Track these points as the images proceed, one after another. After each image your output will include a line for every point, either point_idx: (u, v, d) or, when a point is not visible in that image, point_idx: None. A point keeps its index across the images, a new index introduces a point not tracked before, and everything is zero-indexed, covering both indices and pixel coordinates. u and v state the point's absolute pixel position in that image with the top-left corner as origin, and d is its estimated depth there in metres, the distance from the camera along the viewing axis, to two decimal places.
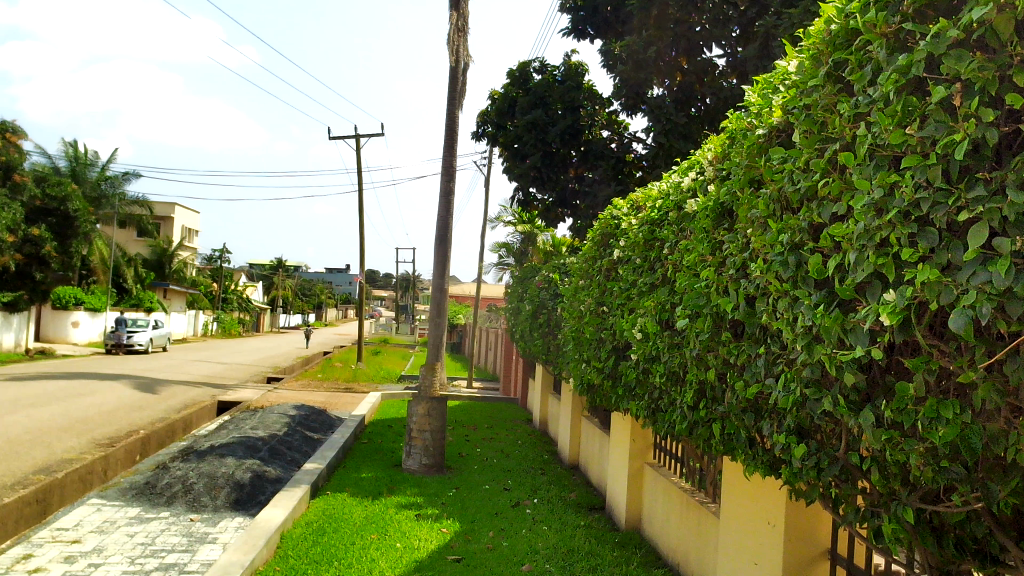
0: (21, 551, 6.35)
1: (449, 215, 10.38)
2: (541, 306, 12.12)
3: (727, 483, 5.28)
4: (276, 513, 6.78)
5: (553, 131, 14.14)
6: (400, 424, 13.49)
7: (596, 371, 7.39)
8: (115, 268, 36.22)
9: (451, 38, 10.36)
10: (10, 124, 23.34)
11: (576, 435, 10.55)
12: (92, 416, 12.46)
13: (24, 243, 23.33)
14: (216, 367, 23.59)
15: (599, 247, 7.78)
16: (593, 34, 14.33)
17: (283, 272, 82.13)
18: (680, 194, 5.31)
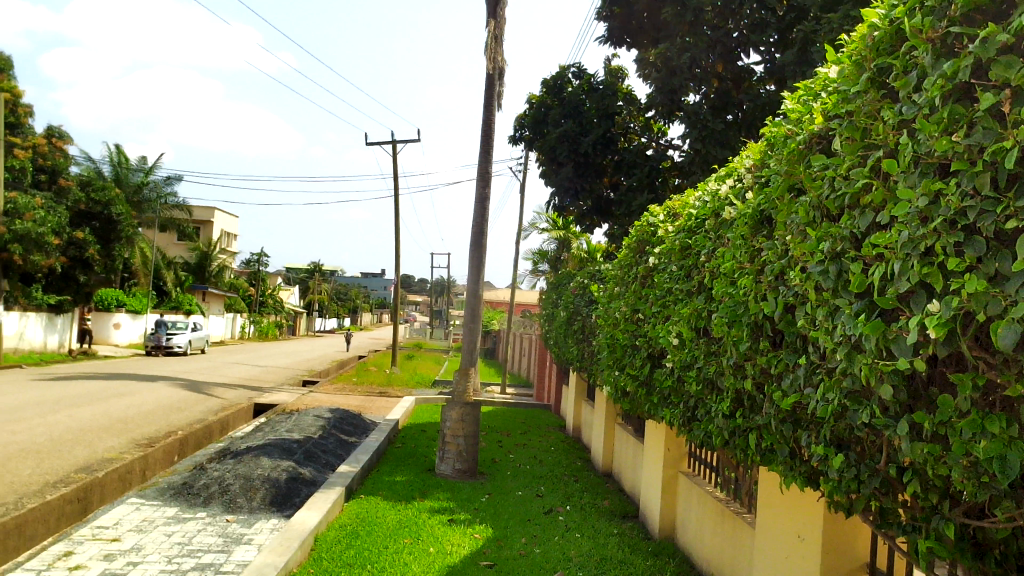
0: (63, 549, 6.19)
1: (484, 220, 10.29)
2: (574, 312, 11.85)
3: (764, 494, 4.90)
4: (310, 516, 6.49)
5: (586, 141, 14.04)
6: (434, 429, 13.39)
7: (631, 380, 6.70)
8: (157, 271, 37.27)
9: (488, 45, 10.32)
10: (56, 131, 24.29)
11: (610, 443, 10.39)
12: (128, 416, 12.55)
13: (68, 246, 23.98)
14: (253, 370, 23.85)
15: (635, 254, 7.09)
16: (630, 42, 14.21)
17: (321, 277, 83.15)
18: (716, 201, 4.81)
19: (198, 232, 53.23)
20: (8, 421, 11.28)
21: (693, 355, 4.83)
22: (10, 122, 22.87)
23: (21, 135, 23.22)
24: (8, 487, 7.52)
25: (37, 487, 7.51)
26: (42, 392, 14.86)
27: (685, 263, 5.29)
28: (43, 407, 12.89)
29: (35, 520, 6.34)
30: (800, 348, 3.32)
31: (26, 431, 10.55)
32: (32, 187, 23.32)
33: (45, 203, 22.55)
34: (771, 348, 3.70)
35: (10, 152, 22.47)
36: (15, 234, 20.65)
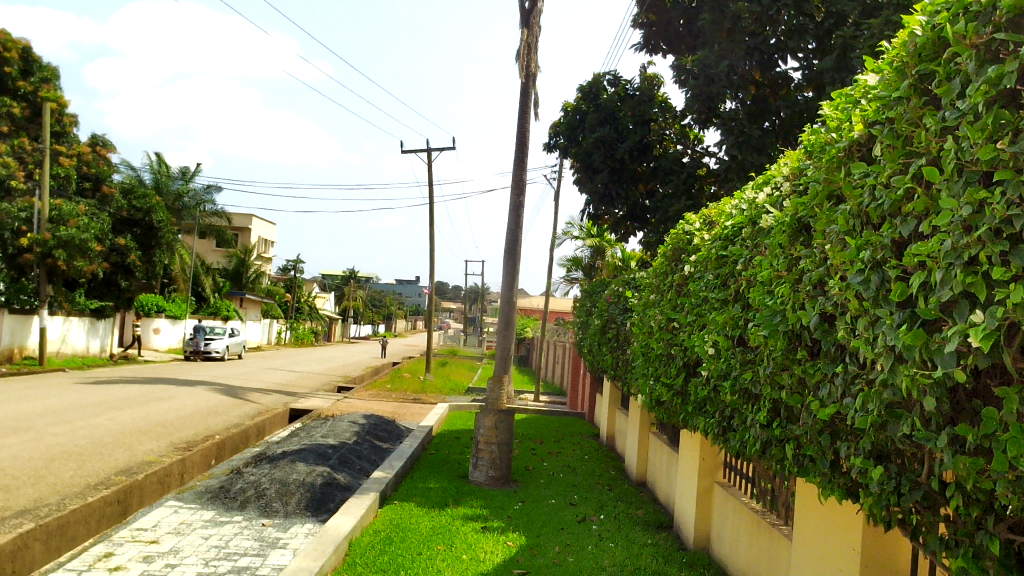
0: (103, 550, 6.30)
1: (518, 228, 10.30)
2: (609, 320, 11.80)
3: (801, 507, 4.83)
4: (344, 521, 6.53)
5: (623, 147, 14.00)
6: (468, 436, 13.42)
7: (666, 389, 6.65)
8: (196, 277, 37.85)
9: (520, 53, 10.35)
10: (99, 139, 24.75)
11: (644, 452, 10.33)
12: (168, 420, 12.74)
13: (111, 252, 24.45)
14: (289, 375, 24.10)
15: (670, 262, 7.05)
16: (666, 49, 14.17)
17: (356, 283, 83.93)
18: (753, 209, 4.78)
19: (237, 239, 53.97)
20: (52, 423, 11.53)
21: (728, 364, 4.80)
22: (55, 131, 23.44)
23: (66, 144, 23.77)
24: (51, 488, 7.68)
25: (78, 489, 7.66)
26: (85, 395, 15.17)
27: (721, 271, 5.25)
28: (85, 410, 13.14)
29: (77, 521, 6.47)
30: (839, 357, 3.28)
31: (69, 434, 10.76)
32: (76, 194, 23.84)
33: (89, 210, 23.04)
34: (809, 357, 3.66)
35: (55, 159, 23.02)
36: (60, 240, 21.09)
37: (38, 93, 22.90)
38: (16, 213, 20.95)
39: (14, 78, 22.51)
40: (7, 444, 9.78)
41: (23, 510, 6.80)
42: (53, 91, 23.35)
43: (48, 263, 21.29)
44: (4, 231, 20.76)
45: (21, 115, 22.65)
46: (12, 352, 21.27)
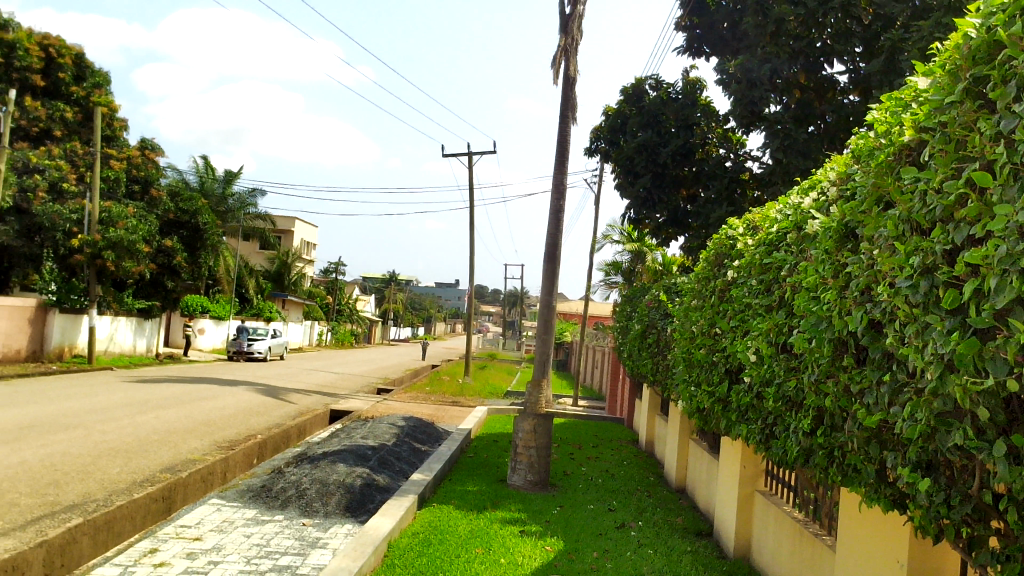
0: (148, 546, 6.42)
1: (558, 232, 10.29)
2: (649, 325, 11.72)
3: (845, 518, 4.74)
4: (383, 522, 6.58)
5: (665, 151, 13.91)
6: (506, 439, 13.42)
7: (707, 395, 6.58)
8: (240, 279, 38.39)
9: (557, 58, 10.35)
10: (148, 143, 25.30)
11: (684, 459, 10.23)
12: (211, 419, 12.95)
13: (158, 254, 24.92)
14: (330, 377, 24.34)
15: (713, 267, 6.98)
16: (708, 52, 14.07)
17: (396, 286, 84.52)
18: (798, 214, 4.71)
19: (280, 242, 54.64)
20: (99, 420, 11.78)
21: (772, 371, 4.72)
22: (106, 134, 24.02)
23: (116, 147, 24.32)
24: (98, 483, 7.84)
25: (125, 485, 7.82)
26: (131, 394, 15.48)
27: (765, 277, 5.18)
28: (132, 408, 13.41)
29: (123, 517, 6.60)
30: (886, 365, 3.23)
31: (116, 431, 10.98)
32: (126, 196, 24.37)
33: (137, 213, 23.52)
34: (856, 365, 3.59)
35: (106, 162, 23.58)
36: (108, 241, 21.56)
37: (90, 98, 23.50)
38: (68, 214, 21.36)
39: (67, 84, 23.12)
40: (56, 440, 10.01)
41: (72, 505, 6.96)
42: (104, 96, 23.94)
43: (97, 264, 21.78)
44: (56, 232, 21.29)
45: (74, 119, 23.24)
46: (62, 350, 21.81)
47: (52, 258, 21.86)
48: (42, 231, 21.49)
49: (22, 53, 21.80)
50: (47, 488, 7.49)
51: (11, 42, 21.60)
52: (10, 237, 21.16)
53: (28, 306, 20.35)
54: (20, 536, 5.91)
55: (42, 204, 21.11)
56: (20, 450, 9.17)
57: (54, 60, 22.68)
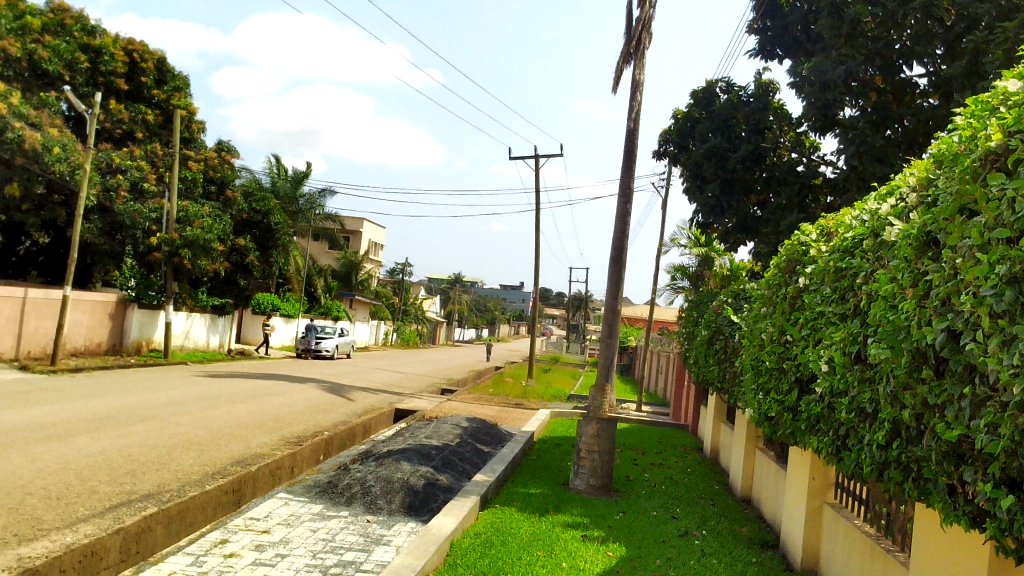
0: (219, 536, 6.59)
1: (624, 236, 10.24)
2: (716, 331, 11.54)
3: (920, 534, 4.58)
4: (446, 521, 6.64)
5: (735, 156, 13.71)
6: (568, 443, 13.40)
7: (775, 404, 6.45)
8: (309, 278, 39.11)
9: (620, 65, 10.31)
10: (225, 145, 26.06)
11: (750, 467, 10.07)
12: (280, 415, 13.25)
13: (231, 252, 25.61)
14: (396, 376, 24.64)
15: (784, 274, 6.85)
16: (781, 54, 13.81)
17: (461, 287, 85.32)
18: (875, 221, 4.60)
19: (348, 242, 55.53)
20: (174, 413, 12.15)
21: (845, 380, 4.61)
22: (185, 136, 24.85)
23: (194, 149, 25.13)
24: (172, 474, 8.09)
25: (197, 477, 8.05)
26: (205, 388, 15.94)
27: (839, 285, 5.06)
28: (205, 402, 13.81)
29: (195, 508, 6.79)
30: (967, 378, 3.12)
31: (189, 424, 11.32)
32: (202, 197, 25.11)
33: (212, 212, 24.23)
34: (935, 376, 3.49)
35: (184, 164, 24.36)
36: (186, 240, 22.30)
37: (170, 101, 24.34)
38: (148, 213, 22.07)
39: (149, 87, 23.97)
40: (134, 431, 10.36)
41: (147, 494, 7.19)
42: (183, 99, 24.77)
43: (174, 262, 22.51)
44: (136, 230, 22.03)
45: (155, 121, 24.10)
46: (140, 344, 22.60)
47: (131, 256, 22.52)
48: (123, 230, 22.23)
49: (107, 58, 22.66)
50: (125, 477, 7.77)
51: (98, 47, 22.49)
52: (94, 236, 21.65)
53: (109, 301, 21.17)
54: (98, 523, 6.13)
55: (124, 203, 21.68)
56: (100, 439, 9.53)
57: (137, 64, 23.53)
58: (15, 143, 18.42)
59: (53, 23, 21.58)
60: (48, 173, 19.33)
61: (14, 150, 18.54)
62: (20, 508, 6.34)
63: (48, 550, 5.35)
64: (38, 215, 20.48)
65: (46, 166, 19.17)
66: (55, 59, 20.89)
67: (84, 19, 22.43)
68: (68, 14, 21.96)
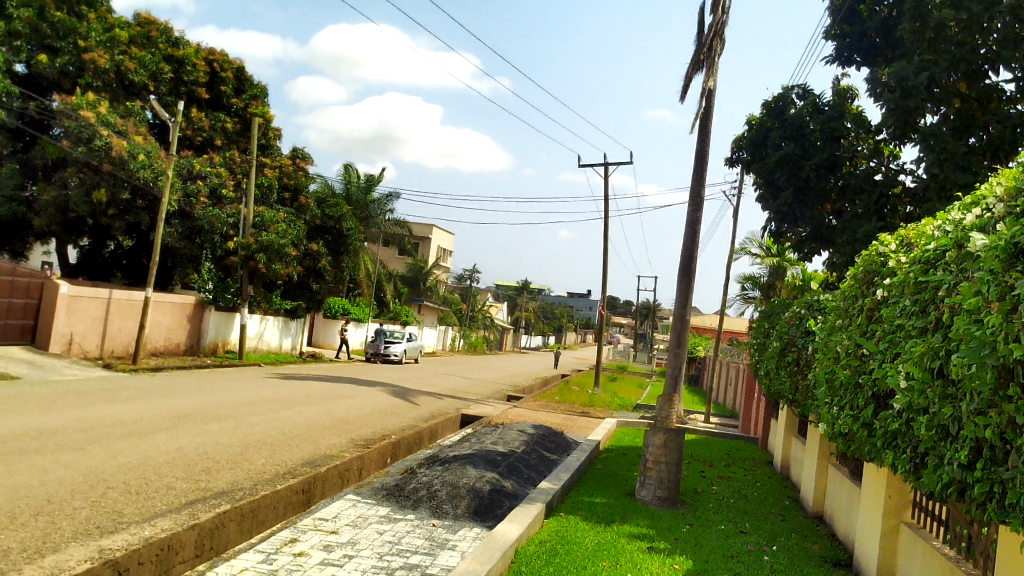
0: (289, 535, 6.72)
1: (694, 244, 10.11)
2: (789, 344, 11.27)
3: (1003, 559, 4.40)
4: (512, 528, 6.66)
5: (809, 164, 13.45)
6: (635, 453, 13.28)
7: (850, 420, 6.27)
8: (378, 283, 39.72)
9: (690, 71, 10.20)
10: (299, 152, 26.73)
11: (822, 484, 9.82)
12: (349, 418, 13.47)
13: (304, 257, 26.16)
14: (463, 382, 24.77)
15: (861, 287, 6.67)
16: (859, 61, 13.44)
17: (527, 294, 85.55)
18: (959, 232, 4.46)
19: (417, 248, 56.26)
20: (248, 413, 12.48)
21: (926, 396, 4.46)
22: (262, 144, 25.57)
23: (271, 156, 25.85)
24: (245, 473, 8.29)
25: (268, 476, 8.24)
26: (277, 390, 16.32)
27: (920, 297, 4.90)
28: (277, 403, 14.13)
29: (266, 507, 6.96)
30: None
31: (261, 424, 11.59)
32: (277, 203, 25.75)
33: (287, 218, 24.83)
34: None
35: (260, 170, 25.00)
36: (261, 244, 22.87)
37: (248, 109, 25.08)
38: (226, 218, 22.71)
39: (228, 96, 24.75)
40: (210, 430, 10.67)
41: (221, 491, 7.40)
42: (260, 107, 25.46)
43: (250, 265, 23.12)
44: (214, 235, 22.75)
45: (233, 129, 24.88)
46: (216, 345, 23.30)
47: (209, 260, 23.26)
48: (202, 234, 22.96)
49: (190, 68, 23.45)
50: (201, 474, 8.00)
51: (180, 58, 23.31)
52: (175, 240, 22.31)
53: (188, 303, 21.86)
54: (175, 518, 6.33)
55: (202, 208, 22.36)
56: (177, 437, 9.83)
57: (217, 74, 24.31)
58: (103, 151, 19.24)
59: (140, 35, 22.44)
60: (133, 179, 20.05)
61: (102, 157, 19.38)
62: (103, 501, 6.59)
63: (128, 542, 5.54)
64: (123, 220, 21.03)
65: (131, 173, 19.90)
66: (141, 70, 21.70)
67: (168, 31, 23.27)
68: (153, 27, 22.85)
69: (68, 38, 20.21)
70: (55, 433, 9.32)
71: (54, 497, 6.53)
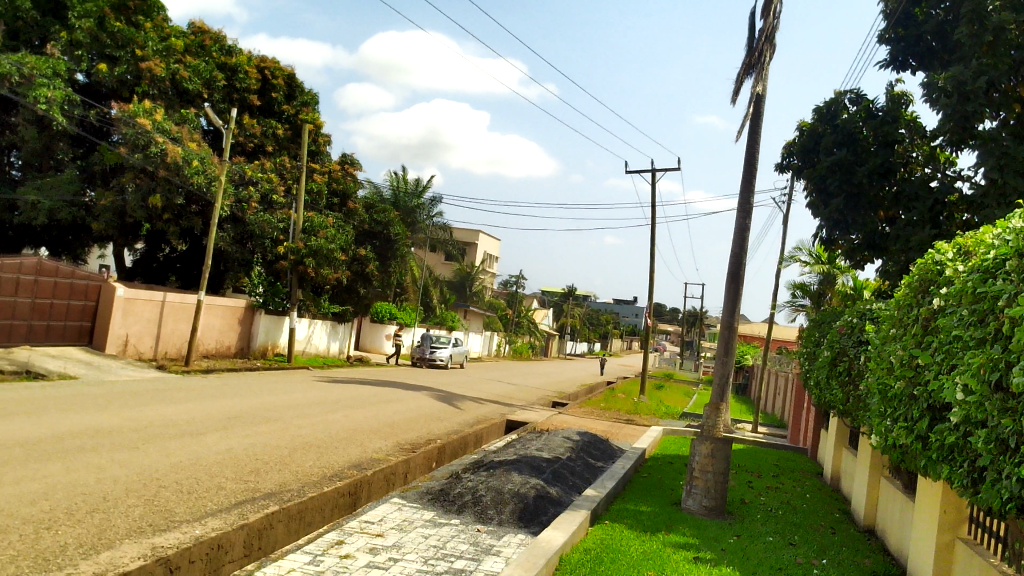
0: (335, 537, 6.78)
1: (742, 251, 9.98)
2: (840, 353, 11.06)
3: None
4: (556, 535, 6.64)
5: (862, 170, 13.20)
6: (681, 462, 13.16)
7: (904, 433, 6.13)
8: (425, 288, 40.05)
9: (741, 75, 10.09)
10: (348, 158, 27.06)
11: (874, 497, 9.60)
12: (395, 422, 13.57)
13: (353, 262, 26.44)
14: (508, 388, 24.79)
15: (915, 296, 6.53)
16: (915, 65, 13.19)
17: (573, 301, 85.36)
18: (1020, 240, 4.35)
19: (464, 253, 56.59)
20: (296, 416, 12.67)
21: (983, 410, 4.35)
22: (312, 150, 25.95)
23: (320, 162, 26.21)
24: (293, 475, 8.41)
25: (316, 478, 8.35)
26: (324, 393, 16.55)
27: (978, 308, 4.79)
28: (325, 406, 14.30)
29: (313, 509, 7.05)
30: None
31: (310, 427, 11.73)
32: (326, 208, 26.09)
33: (336, 223, 25.15)
34: None
35: (310, 176, 25.37)
36: (310, 249, 23.18)
37: (298, 115, 25.50)
38: (277, 224, 23.10)
39: (280, 102, 25.18)
40: (259, 431, 10.83)
41: (270, 492, 7.51)
42: (310, 114, 25.86)
43: (299, 270, 23.45)
44: (265, 240, 23.23)
45: (284, 135, 25.32)
46: (265, 348, 23.73)
47: (260, 264, 23.70)
48: (253, 239, 23.34)
49: (242, 76, 23.91)
50: (251, 475, 8.12)
51: (233, 66, 23.78)
52: (227, 244, 22.74)
53: (238, 307, 22.28)
54: (225, 518, 6.44)
55: (254, 214, 22.72)
56: (227, 438, 10.01)
57: (269, 81, 24.76)
58: (159, 157, 19.76)
59: (194, 44, 23.01)
60: (187, 185, 20.52)
61: (158, 163, 19.89)
62: (155, 499, 6.74)
63: (180, 541, 5.66)
64: (177, 224, 21.53)
65: (185, 179, 20.37)
66: (195, 78, 22.23)
67: (222, 39, 23.80)
68: (207, 36, 23.39)
69: (127, 48, 20.80)
70: (110, 432, 9.57)
71: (109, 495, 6.70)
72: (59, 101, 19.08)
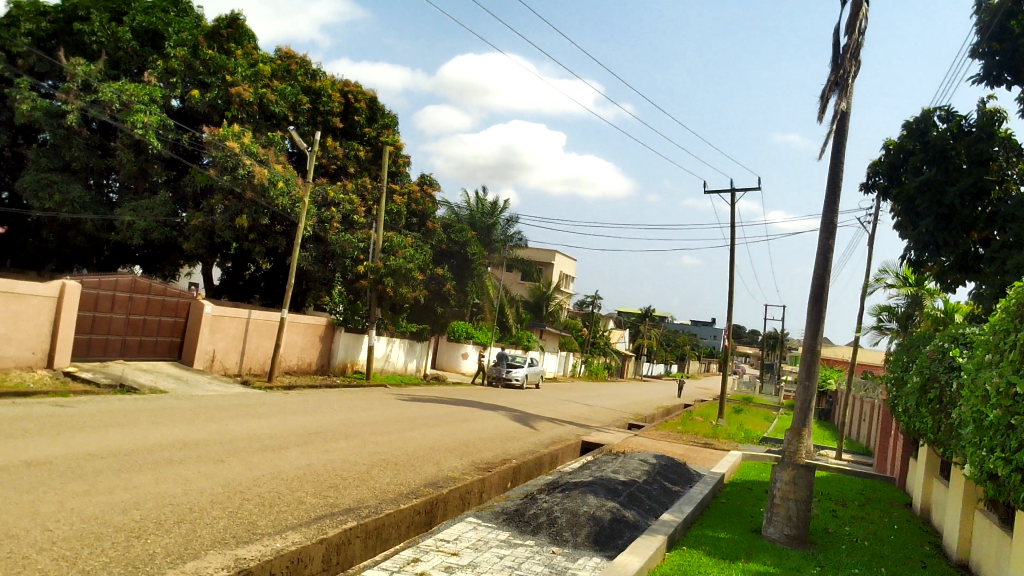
0: (411, 554, 6.82)
1: (825, 273, 9.72)
2: (930, 379, 10.64)
3: None
4: (632, 560, 6.55)
5: (952, 190, 12.73)
6: (761, 488, 12.84)
7: (1001, 463, 5.85)
8: (501, 308, 40.28)
9: (826, 93, 9.87)
10: (427, 179, 27.44)
11: (968, 531, 9.17)
12: (472, 441, 13.64)
13: (431, 281, 26.79)
14: (584, 409, 24.62)
15: (1013, 320, 6.24)
16: (1010, 80, 12.72)
17: (649, 321, 84.41)
18: None
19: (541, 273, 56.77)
20: (375, 433, 12.88)
21: None
22: (392, 171, 26.43)
23: (400, 182, 26.65)
24: (371, 491, 8.53)
25: (393, 495, 8.45)
26: (402, 410, 16.75)
27: None
28: (403, 424, 14.48)
29: (389, 525, 7.12)
30: None
31: (388, 444, 11.90)
32: (405, 229, 26.49)
33: (414, 243, 25.54)
34: None
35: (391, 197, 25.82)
36: (389, 268, 23.57)
37: (379, 137, 26.05)
38: (357, 243, 23.42)
39: (362, 125, 25.77)
40: (338, 447, 11.03)
41: (348, 508, 7.62)
42: (391, 136, 26.36)
43: (379, 288, 23.86)
44: (346, 259, 23.48)
45: (365, 156, 25.87)
46: (344, 365, 24.25)
47: (340, 283, 24.21)
48: (335, 258, 23.64)
49: (326, 99, 24.56)
50: (330, 490, 8.28)
51: (318, 90, 24.47)
52: (310, 263, 23.32)
53: (319, 324, 22.82)
54: (304, 532, 6.57)
55: (335, 233, 23.22)
56: (308, 453, 10.21)
57: (352, 104, 25.32)
58: (246, 178, 20.44)
59: (281, 68, 23.87)
60: (272, 206, 21.13)
61: (245, 185, 20.57)
62: (239, 511, 6.92)
63: (262, 553, 5.79)
64: (262, 244, 22.18)
65: (271, 200, 20.97)
66: (281, 102, 22.83)
67: (307, 64, 24.58)
68: (293, 61, 24.21)
69: (218, 74, 21.64)
70: (197, 444, 9.89)
71: (196, 506, 6.91)
72: (155, 125, 19.81)
